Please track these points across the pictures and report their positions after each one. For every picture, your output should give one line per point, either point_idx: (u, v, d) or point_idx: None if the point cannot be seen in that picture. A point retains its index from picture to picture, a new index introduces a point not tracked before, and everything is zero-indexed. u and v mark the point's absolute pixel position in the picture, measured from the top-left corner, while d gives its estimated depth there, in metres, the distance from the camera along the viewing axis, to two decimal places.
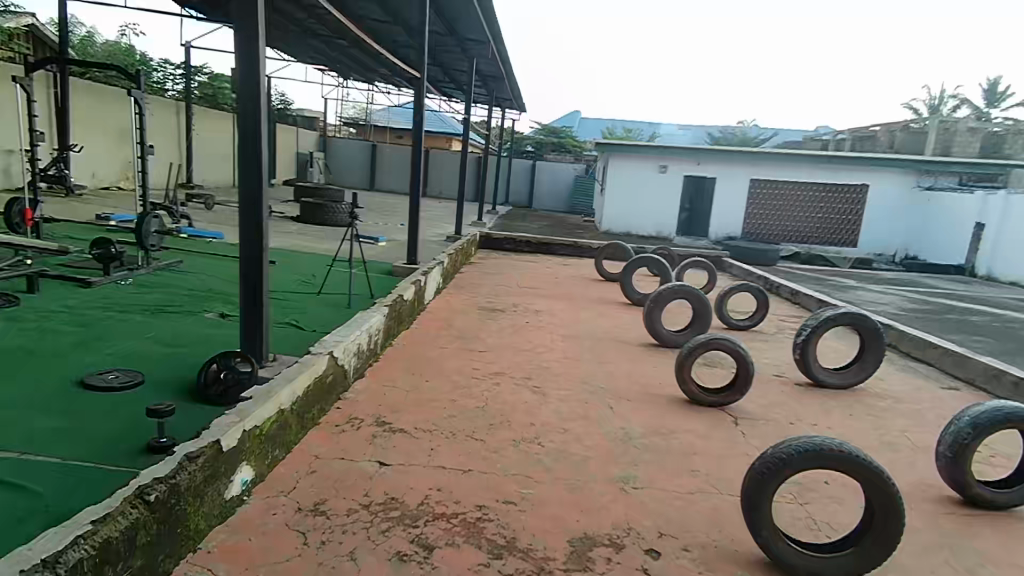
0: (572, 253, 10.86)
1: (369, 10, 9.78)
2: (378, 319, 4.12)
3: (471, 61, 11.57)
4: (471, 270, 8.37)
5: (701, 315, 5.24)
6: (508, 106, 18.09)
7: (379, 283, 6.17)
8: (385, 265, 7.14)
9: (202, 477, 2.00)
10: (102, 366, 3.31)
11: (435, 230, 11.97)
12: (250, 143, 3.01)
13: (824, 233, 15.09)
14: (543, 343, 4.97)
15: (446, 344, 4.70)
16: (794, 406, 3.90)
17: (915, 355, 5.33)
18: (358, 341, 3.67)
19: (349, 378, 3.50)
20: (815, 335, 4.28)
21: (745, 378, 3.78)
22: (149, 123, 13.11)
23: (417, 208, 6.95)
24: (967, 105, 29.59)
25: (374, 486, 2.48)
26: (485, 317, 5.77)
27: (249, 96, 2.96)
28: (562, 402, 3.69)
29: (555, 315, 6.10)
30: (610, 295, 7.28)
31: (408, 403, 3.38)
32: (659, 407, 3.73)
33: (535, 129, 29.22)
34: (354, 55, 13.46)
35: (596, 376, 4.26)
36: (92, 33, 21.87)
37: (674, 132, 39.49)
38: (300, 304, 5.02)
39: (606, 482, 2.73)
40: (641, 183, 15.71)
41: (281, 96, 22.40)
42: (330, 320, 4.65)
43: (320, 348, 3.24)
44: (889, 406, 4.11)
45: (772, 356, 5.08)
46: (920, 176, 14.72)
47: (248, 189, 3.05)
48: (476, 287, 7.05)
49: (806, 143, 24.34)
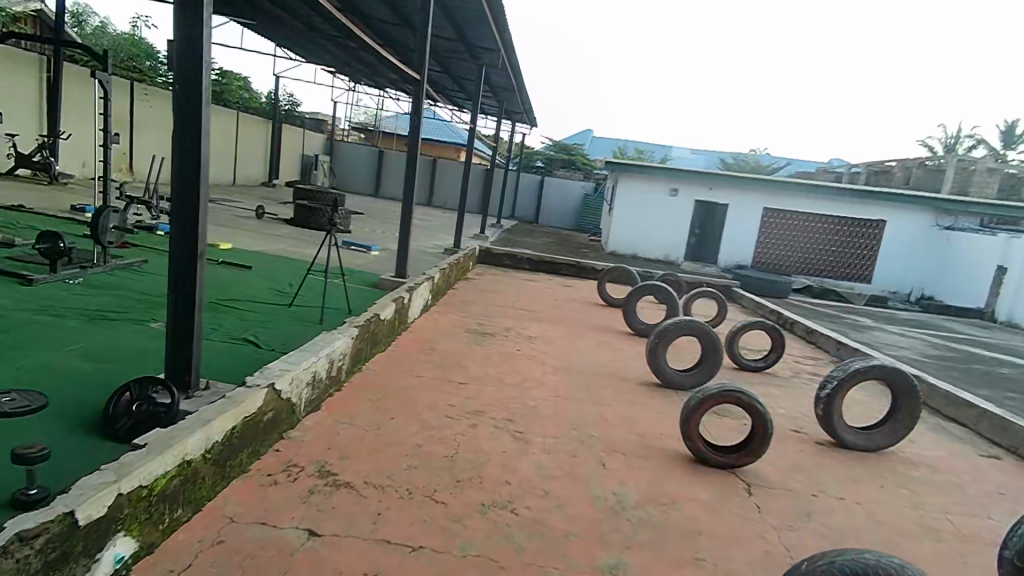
0: (574, 274, 10.35)
1: (378, 11, 9.40)
2: (345, 342, 3.60)
3: (482, 71, 11.22)
4: (466, 286, 7.87)
5: (712, 356, 4.68)
6: (519, 119, 17.73)
7: (360, 296, 5.65)
8: (371, 277, 6.63)
9: (42, 562, 1.49)
10: (3, 383, 2.81)
11: (434, 241, 11.52)
12: (187, 134, 2.53)
13: (837, 268, 14.57)
14: (532, 376, 4.45)
15: (422, 371, 4.18)
16: (815, 472, 3.36)
17: (947, 414, 4.77)
18: (314, 369, 3.15)
19: (298, 412, 3.00)
20: (842, 389, 3.75)
21: (762, 438, 3.24)
22: (147, 115, 12.77)
23: (408, 218, 6.47)
24: (984, 145, 29.22)
25: (292, 567, 1.96)
26: (472, 341, 5.25)
27: (188, 77, 2.49)
28: (545, 453, 3.17)
29: (549, 342, 5.58)
30: (611, 324, 6.76)
31: (362, 449, 2.86)
32: (659, 466, 3.19)
33: (547, 145, 28.95)
34: (362, 59, 13.13)
35: (589, 420, 3.72)
36: (106, 24, 21.81)
37: (685, 156, 39.11)
38: (264, 315, 4.50)
39: (588, 572, 2.19)
40: (650, 206, 15.24)
41: (290, 96, 22.12)
42: (294, 337, 4.13)
43: (260, 377, 2.72)
44: (923, 476, 3.56)
45: (789, 407, 4.55)
46: (939, 216, 14.19)
47: (182, 186, 2.56)
48: (467, 306, 6.54)
49: (819, 175, 23.93)
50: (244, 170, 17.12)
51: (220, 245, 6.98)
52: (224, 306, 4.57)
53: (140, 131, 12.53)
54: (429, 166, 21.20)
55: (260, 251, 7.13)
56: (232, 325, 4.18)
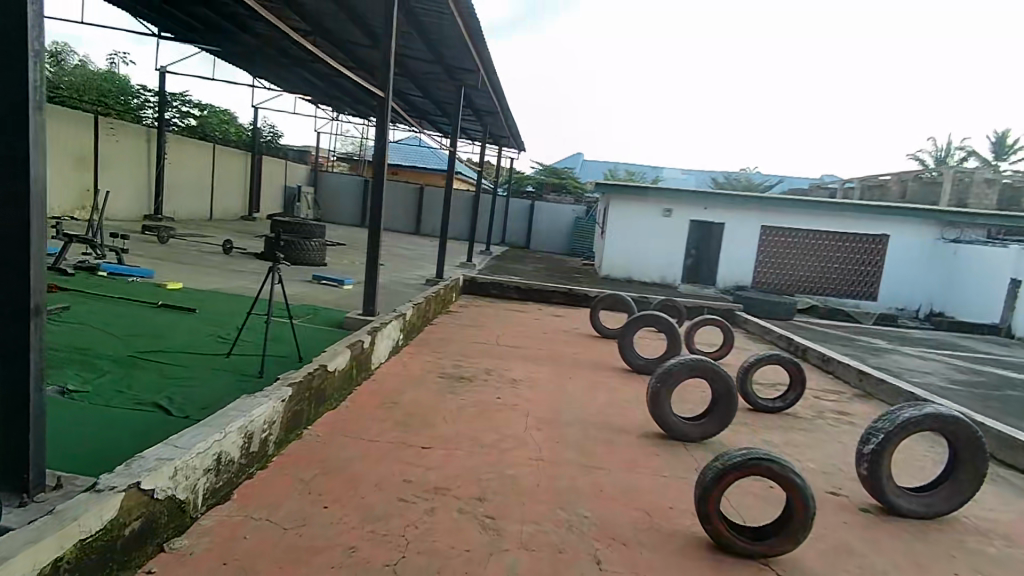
0: (565, 302, 9.67)
1: (348, 32, 8.84)
2: (272, 408, 2.89)
3: (461, 92, 10.66)
4: (446, 320, 7.18)
5: (725, 403, 3.96)
6: (505, 143, 17.24)
7: (317, 339, 4.95)
8: (336, 316, 5.94)
9: None
10: None
11: (416, 271, 10.86)
12: (11, 147, 1.83)
13: (841, 285, 13.92)
14: (511, 434, 3.72)
15: (375, 433, 3.46)
16: (867, 558, 2.63)
17: (1004, 459, 4.05)
18: (219, 450, 2.45)
19: (190, 512, 2.28)
20: (891, 444, 3.07)
21: (801, 519, 2.52)
22: (112, 150, 12.16)
23: (375, 248, 5.79)
24: (975, 157, 28.99)
25: None
26: (444, 389, 4.53)
27: (8, 72, 1.80)
28: (521, 550, 2.43)
29: (535, 386, 4.86)
30: (606, 359, 6.04)
31: (271, 563, 2.13)
32: (669, 560, 2.45)
33: (537, 170, 28.56)
34: (341, 88, 12.62)
35: (577, 494, 2.99)
36: (85, 61, 21.49)
37: (676, 176, 38.76)
38: (189, 371, 3.80)
39: None
40: (644, 227, 14.64)
41: (272, 127, 21.65)
42: (217, 399, 3.41)
43: (123, 475, 2.01)
44: (1000, 553, 2.83)
45: (819, 460, 3.83)
46: (943, 229, 13.64)
47: (3, 217, 1.85)
48: (445, 346, 5.82)
49: (813, 191, 23.55)
50: (223, 203, 16.55)
51: (168, 284, 6.32)
52: (144, 362, 3.86)
53: (106, 166, 11.97)
54: (416, 195, 20.72)
55: (215, 290, 6.44)
56: (144, 387, 3.47)
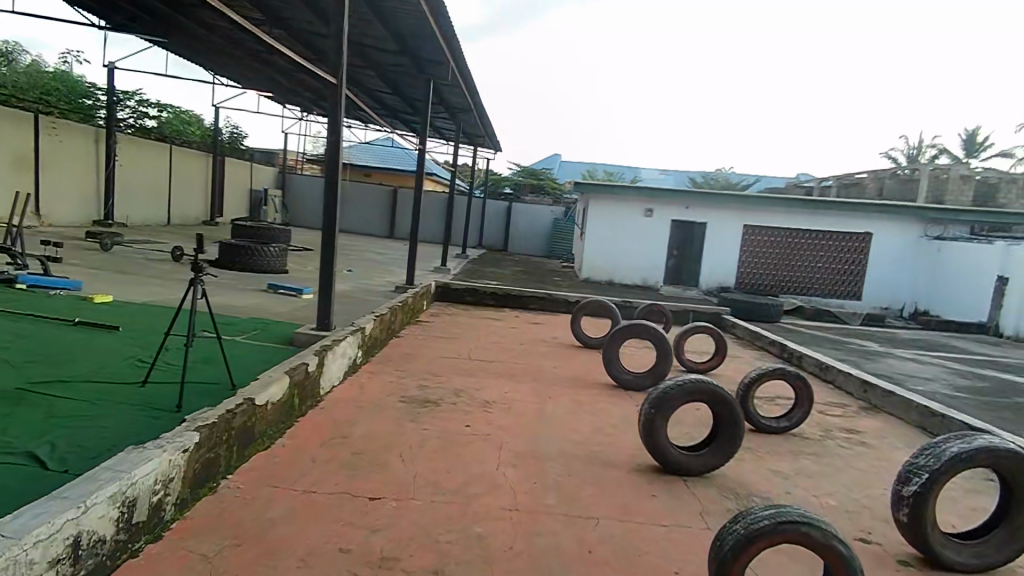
0: (545, 308, 9.10)
1: (305, 19, 8.14)
2: (166, 462, 2.25)
3: (432, 87, 9.99)
4: (414, 332, 6.56)
5: (731, 430, 3.40)
6: (480, 143, 16.64)
7: (259, 360, 4.30)
8: (288, 331, 5.29)
9: None
10: None
11: (385, 277, 10.20)
12: None
13: (825, 285, 13.57)
14: (481, 474, 3.13)
15: (314, 481, 2.85)
16: None
17: None
18: (76, 531, 1.82)
19: None
20: (937, 485, 2.56)
21: None
22: (55, 152, 11.31)
23: (330, 255, 5.15)
24: (946, 155, 29.23)
25: None
26: (405, 416, 3.93)
27: None
28: None
29: (511, 408, 4.27)
30: (590, 373, 5.48)
31: None
32: None
33: (515, 171, 28.03)
34: (303, 84, 11.90)
35: (559, 557, 2.41)
36: (37, 59, 20.43)
37: (655, 176, 38.55)
38: (87, 408, 3.14)
39: None
40: (625, 228, 14.13)
41: (235, 127, 20.73)
42: (112, 446, 2.75)
43: None
44: None
45: (838, 496, 3.31)
46: (926, 226, 13.39)
47: None
48: (409, 363, 5.21)
49: (791, 191, 23.43)
50: (182, 208, 15.71)
51: (96, 297, 5.62)
52: (33, 397, 3.18)
53: (48, 168, 11.10)
54: (389, 197, 20.03)
55: (150, 304, 5.75)
56: (22, 431, 2.80)
